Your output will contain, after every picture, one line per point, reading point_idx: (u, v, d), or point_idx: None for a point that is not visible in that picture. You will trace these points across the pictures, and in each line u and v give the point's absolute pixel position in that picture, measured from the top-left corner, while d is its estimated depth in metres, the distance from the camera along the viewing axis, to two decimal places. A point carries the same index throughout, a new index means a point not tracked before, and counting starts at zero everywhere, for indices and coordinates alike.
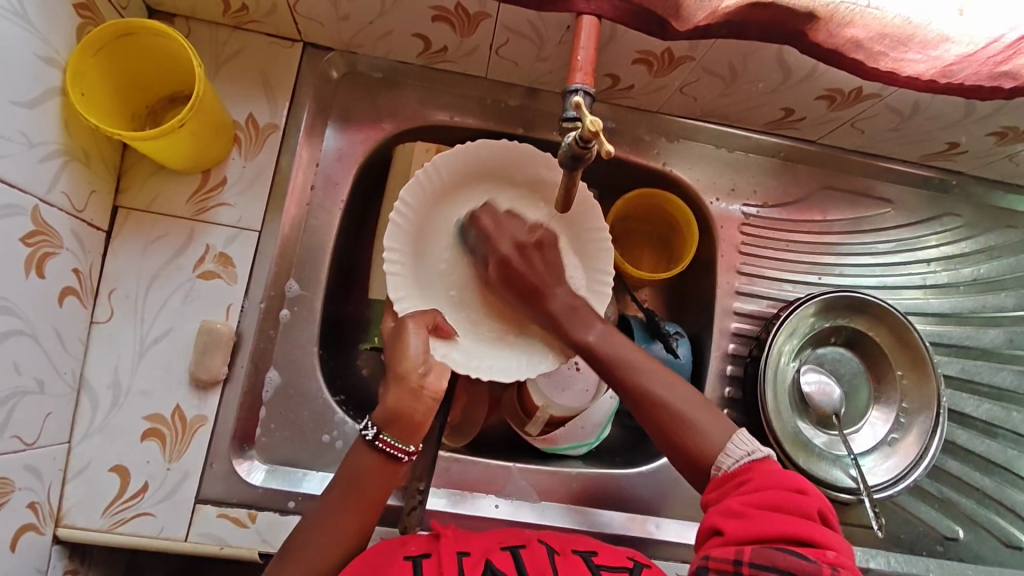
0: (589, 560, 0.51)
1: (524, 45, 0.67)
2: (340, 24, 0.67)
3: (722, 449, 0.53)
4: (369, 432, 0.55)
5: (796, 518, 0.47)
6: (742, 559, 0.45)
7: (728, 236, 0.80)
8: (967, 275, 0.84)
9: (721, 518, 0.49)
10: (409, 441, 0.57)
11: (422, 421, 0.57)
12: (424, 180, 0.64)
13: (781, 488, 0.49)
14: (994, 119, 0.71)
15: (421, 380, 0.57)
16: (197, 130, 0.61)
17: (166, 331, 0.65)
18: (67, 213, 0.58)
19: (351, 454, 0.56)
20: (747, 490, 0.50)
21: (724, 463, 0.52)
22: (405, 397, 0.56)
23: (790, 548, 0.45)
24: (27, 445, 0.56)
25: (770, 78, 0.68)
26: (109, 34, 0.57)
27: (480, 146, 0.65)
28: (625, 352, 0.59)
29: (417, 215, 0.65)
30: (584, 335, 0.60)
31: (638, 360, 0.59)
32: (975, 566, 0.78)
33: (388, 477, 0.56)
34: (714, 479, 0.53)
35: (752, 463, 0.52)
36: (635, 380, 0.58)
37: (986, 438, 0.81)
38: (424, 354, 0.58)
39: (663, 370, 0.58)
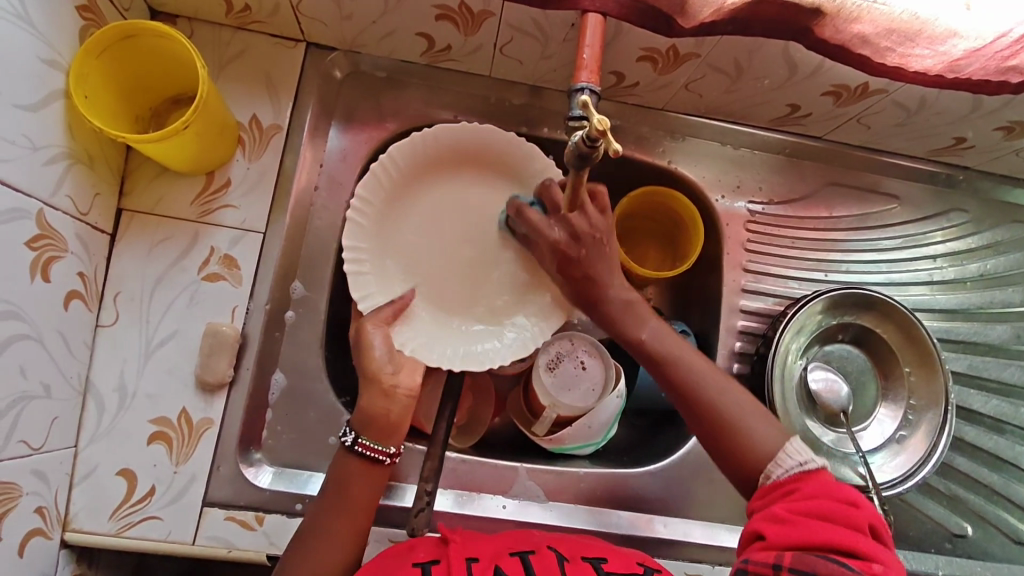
0: (600, 568, 0.51)
1: (529, 44, 0.67)
2: (343, 24, 0.67)
3: (773, 458, 0.53)
4: (347, 438, 0.56)
5: (842, 530, 0.46)
6: (781, 563, 0.45)
7: (734, 233, 0.79)
8: (974, 270, 0.84)
9: (765, 523, 0.49)
10: (388, 442, 0.57)
11: (397, 421, 0.57)
12: (381, 172, 0.66)
13: (829, 500, 0.48)
14: (1002, 113, 0.70)
15: (392, 380, 0.58)
16: (201, 131, 0.60)
17: (172, 334, 0.64)
18: (71, 216, 0.58)
19: (336, 463, 0.56)
20: (795, 499, 0.49)
21: (774, 472, 0.52)
22: (376, 398, 0.57)
23: (834, 559, 0.45)
24: (34, 450, 0.56)
25: (776, 74, 0.67)
26: (112, 36, 0.56)
27: (434, 131, 0.67)
28: (679, 350, 0.60)
29: (382, 208, 0.67)
30: (638, 333, 0.62)
31: (687, 356, 0.59)
32: (984, 563, 0.77)
33: (374, 480, 0.56)
34: (763, 487, 0.52)
35: (804, 473, 0.51)
36: (681, 375, 0.59)
37: (994, 435, 0.81)
38: (390, 353, 0.59)
39: (712, 367, 0.59)
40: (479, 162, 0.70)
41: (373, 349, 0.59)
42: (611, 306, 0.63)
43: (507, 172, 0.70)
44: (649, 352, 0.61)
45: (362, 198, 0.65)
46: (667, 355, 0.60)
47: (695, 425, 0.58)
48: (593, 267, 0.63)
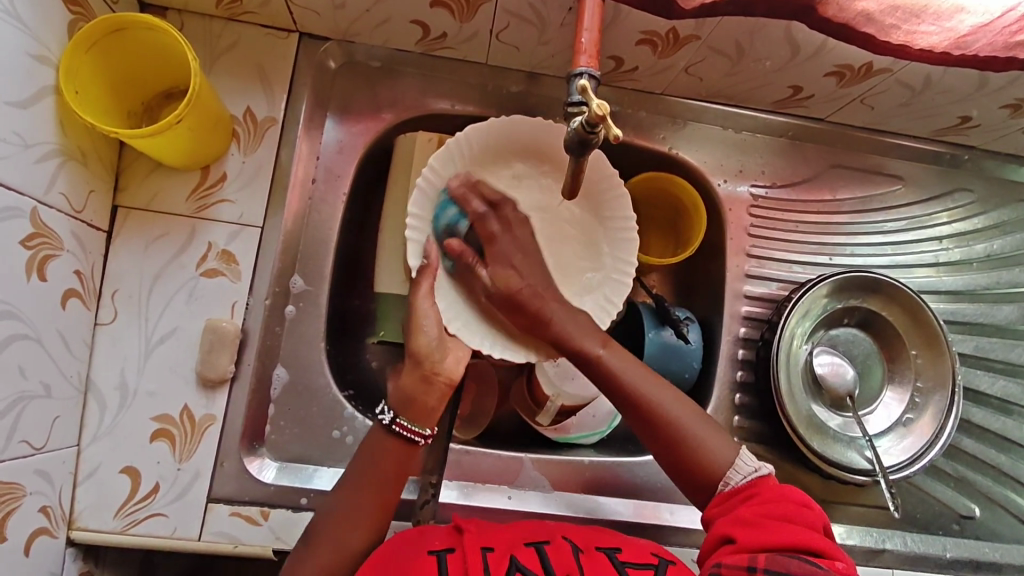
0: (614, 558, 0.51)
1: (525, 29, 0.66)
2: (337, 13, 0.66)
3: (729, 464, 0.54)
4: (386, 416, 0.56)
5: (802, 529, 0.48)
6: (755, 564, 0.45)
7: (737, 218, 0.78)
8: (980, 251, 0.83)
9: (733, 527, 0.49)
10: (425, 424, 0.57)
11: (434, 406, 0.58)
12: (454, 151, 0.63)
13: (788, 502, 0.49)
14: (1007, 91, 0.69)
15: (436, 365, 0.59)
16: (194, 126, 0.60)
17: (172, 330, 0.64)
18: (66, 214, 0.57)
19: (367, 441, 0.56)
20: (756, 503, 0.50)
21: (732, 479, 0.53)
22: (415, 381, 0.58)
23: (802, 557, 0.45)
24: (36, 450, 0.55)
25: (778, 55, 0.66)
26: (101, 30, 0.55)
27: (466, 136, 0.62)
28: (631, 374, 0.58)
29: (448, 189, 0.63)
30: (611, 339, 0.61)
31: (642, 375, 0.58)
32: (993, 544, 0.77)
33: (406, 458, 0.56)
34: (720, 494, 0.53)
35: (759, 479, 0.52)
36: (642, 395, 0.57)
37: (1001, 415, 0.81)
38: (439, 336, 0.59)
39: (666, 385, 0.58)
40: (521, 154, 0.65)
41: (423, 331, 0.59)
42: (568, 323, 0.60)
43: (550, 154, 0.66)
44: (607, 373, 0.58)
45: (413, 206, 0.61)
46: (624, 378, 0.57)
47: (651, 442, 0.56)
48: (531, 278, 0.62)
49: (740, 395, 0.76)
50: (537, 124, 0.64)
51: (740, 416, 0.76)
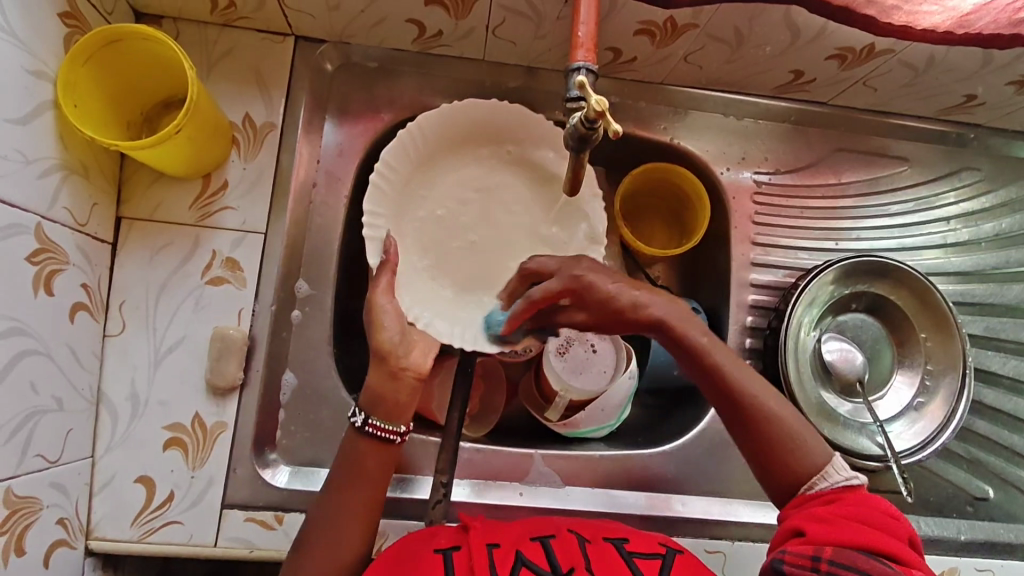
0: (621, 548, 0.51)
1: (521, 24, 0.65)
2: (331, 15, 0.65)
3: (820, 471, 0.52)
4: (357, 419, 0.56)
5: (883, 537, 0.47)
6: (821, 556, 0.46)
7: (741, 207, 0.78)
8: (988, 230, 0.82)
9: (805, 521, 0.49)
10: (399, 421, 0.57)
11: (406, 402, 0.57)
12: (406, 143, 0.63)
13: (872, 510, 0.49)
14: (1014, 67, 0.68)
15: (401, 360, 0.57)
16: (193, 134, 0.60)
17: (180, 339, 0.64)
18: (70, 228, 0.57)
19: (345, 447, 0.56)
20: (837, 504, 0.50)
21: (818, 483, 0.52)
22: (384, 379, 0.57)
23: (876, 560, 0.45)
24: (51, 463, 0.56)
25: (778, 41, 0.65)
26: (96, 42, 0.55)
27: (417, 124, 0.63)
28: (733, 365, 0.55)
29: (404, 182, 0.64)
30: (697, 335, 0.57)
31: (741, 366, 0.56)
32: (1008, 525, 0.76)
33: (387, 458, 0.57)
34: (801, 494, 0.52)
35: (847, 488, 0.51)
36: (737, 385, 0.55)
37: (1014, 396, 0.80)
38: (401, 331, 0.58)
39: (767, 382, 0.56)
40: (474, 137, 0.67)
41: (383, 329, 0.58)
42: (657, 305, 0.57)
43: (499, 137, 0.67)
44: (704, 360, 0.55)
45: (369, 204, 0.62)
46: (725, 368, 0.55)
47: (740, 433, 0.55)
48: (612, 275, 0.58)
49: None
50: (478, 106, 0.65)
51: None
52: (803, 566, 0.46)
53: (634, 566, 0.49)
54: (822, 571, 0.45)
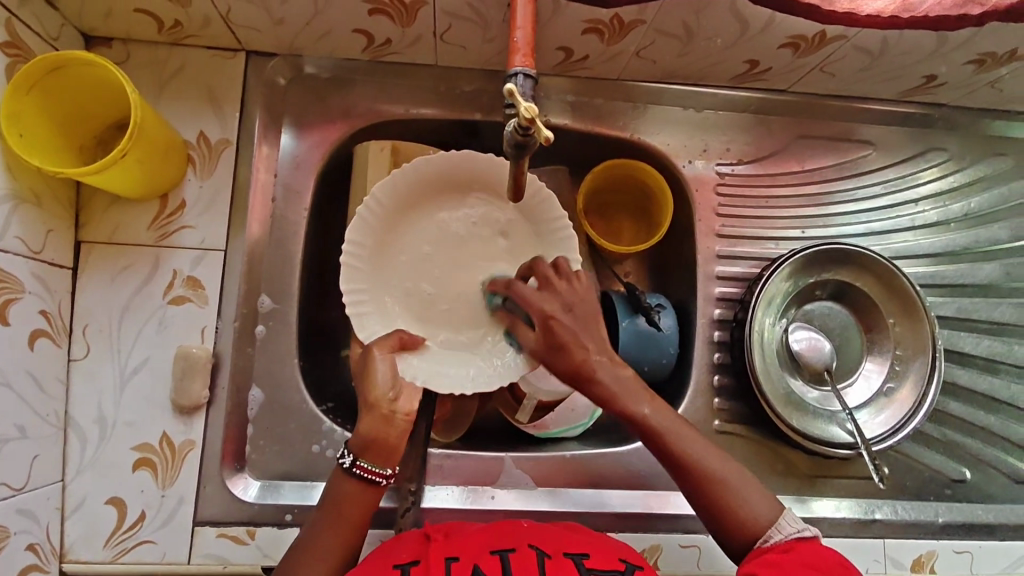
0: (580, 564, 0.51)
1: (468, 29, 0.65)
2: (277, 29, 0.65)
3: (772, 524, 0.54)
4: (346, 460, 0.55)
5: None
6: None
7: (704, 199, 0.78)
8: (958, 210, 0.82)
9: (759, 568, 0.50)
10: (387, 463, 0.56)
11: (396, 444, 0.56)
12: (367, 215, 0.64)
13: (826, 561, 0.50)
14: (970, 47, 0.67)
15: (391, 405, 0.56)
16: (142, 155, 0.60)
17: (144, 360, 0.65)
18: (24, 256, 0.58)
19: (331, 486, 0.56)
20: (792, 554, 0.51)
21: (773, 537, 0.53)
22: (376, 423, 0.55)
23: None
24: (16, 490, 0.56)
25: (727, 32, 0.65)
26: (38, 70, 0.55)
27: (374, 197, 0.64)
28: (678, 436, 0.56)
29: (374, 249, 0.65)
30: (641, 408, 0.56)
31: (685, 434, 0.56)
32: (985, 505, 0.76)
33: (370, 500, 0.56)
34: (758, 549, 0.53)
35: (800, 540, 0.52)
36: (681, 452, 0.56)
37: (988, 375, 0.80)
38: (393, 381, 0.57)
39: (712, 446, 0.57)
40: (438, 192, 0.67)
41: (377, 379, 0.57)
42: (609, 378, 0.56)
43: (462, 187, 0.67)
44: (648, 431, 0.56)
45: (346, 283, 0.64)
46: (670, 438, 0.56)
47: (689, 492, 0.56)
48: (583, 331, 0.56)
49: (720, 377, 0.76)
50: (432, 163, 0.65)
51: (719, 398, 0.75)
52: None
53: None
54: None
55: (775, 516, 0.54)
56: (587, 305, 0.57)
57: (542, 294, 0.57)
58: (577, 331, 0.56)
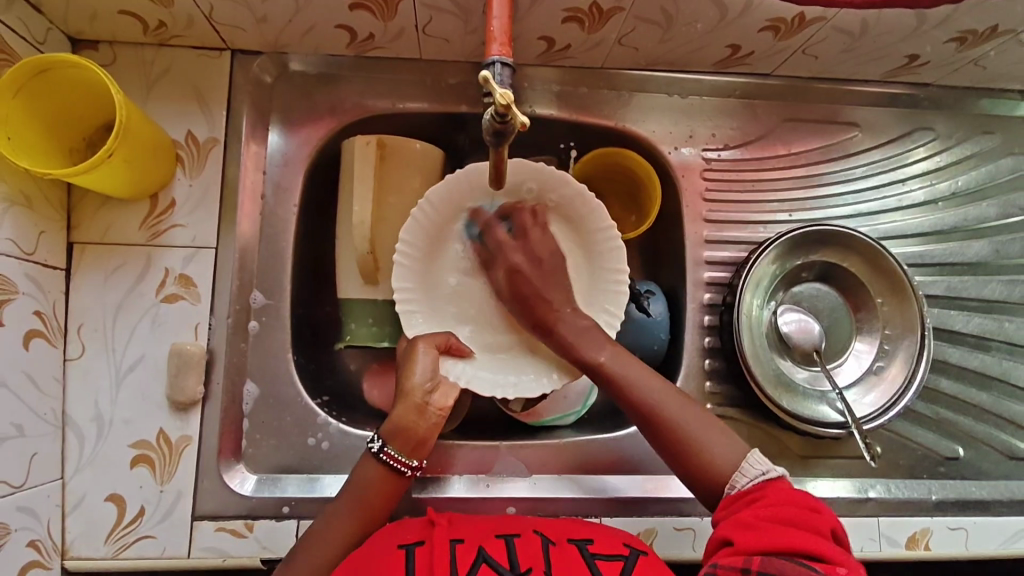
0: (584, 549, 0.50)
1: (449, 21, 0.65)
2: (261, 27, 0.66)
3: (736, 468, 0.55)
4: (375, 445, 0.59)
5: (807, 534, 0.48)
6: (751, 567, 0.46)
7: (691, 184, 0.78)
8: (946, 189, 0.82)
9: (732, 529, 0.50)
10: (413, 455, 0.59)
11: (424, 436, 0.60)
12: (421, 218, 0.65)
13: (795, 507, 0.50)
14: (950, 25, 0.67)
15: (426, 397, 0.60)
16: (130, 156, 0.60)
17: (140, 358, 0.66)
18: (17, 258, 0.59)
19: (359, 468, 0.59)
20: (759, 505, 0.51)
21: (738, 483, 0.54)
22: (410, 413, 0.60)
23: (797, 557, 0.46)
24: (15, 488, 0.57)
25: (707, 16, 0.65)
26: (27, 73, 0.56)
27: (428, 200, 0.64)
28: (637, 379, 0.59)
29: (426, 252, 0.66)
30: (596, 355, 0.60)
31: (642, 376, 0.59)
32: (979, 482, 0.77)
33: (393, 487, 0.59)
34: (727, 497, 0.54)
35: (767, 482, 0.53)
36: (637, 397, 0.58)
37: (979, 352, 0.80)
38: (432, 375, 0.61)
39: (672, 392, 0.59)
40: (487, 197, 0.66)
41: (415, 375, 0.61)
42: (570, 327, 0.62)
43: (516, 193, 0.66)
44: (604, 374, 0.60)
45: (398, 282, 0.65)
46: (628, 382, 0.59)
47: (652, 439, 0.59)
48: (545, 284, 0.63)
49: (710, 361, 0.76)
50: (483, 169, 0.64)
51: (711, 381, 0.76)
52: None
53: (596, 569, 0.48)
54: None
55: (740, 459, 0.56)
56: (552, 258, 0.64)
57: (514, 243, 0.65)
58: (542, 280, 0.64)
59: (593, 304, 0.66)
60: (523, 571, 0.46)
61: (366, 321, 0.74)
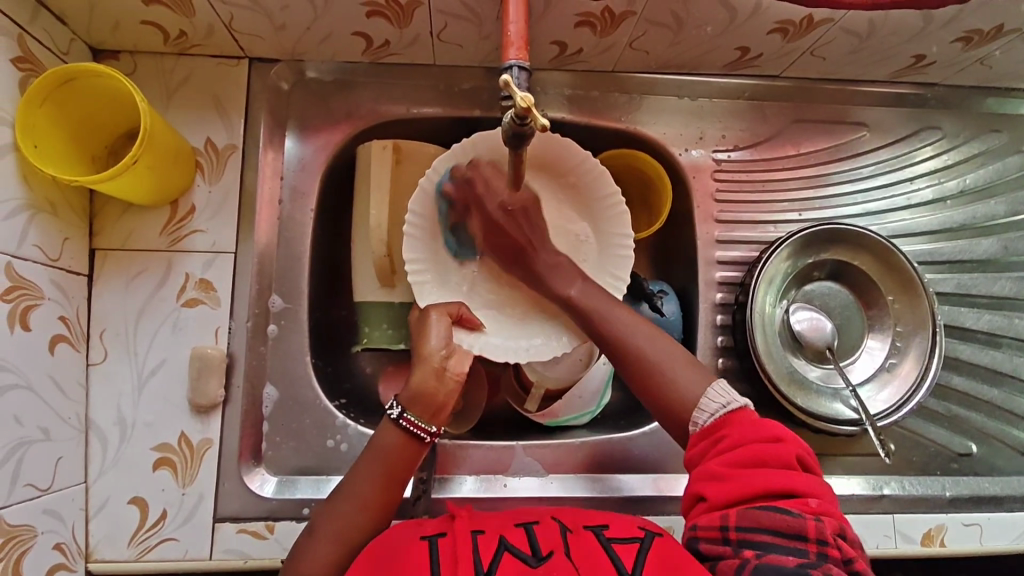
0: (600, 535, 0.50)
1: (464, 27, 0.66)
2: (279, 34, 0.67)
3: (697, 404, 0.54)
4: (393, 411, 0.56)
5: (776, 474, 0.49)
6: (728, 524, 0.48)
7: (702, 185, 0.79)
8: (954, 187, 0.82)
9: (702, 482, 0.51)
10: (432, 421, 0.57)
11: (442, 402, 0.57)
12: (428, 188, 0.64)
13: (759, 443, 0.50)
14: (956, 25, 0.68)
15: (443, 361, 0.57)
16: (152, 162, 0.61)
17: (161, 362, 0.66)
18: (42, 263, 0.60)
19: (377, 434, 0.57)
20: (725, 448, 0.51)
21: (700, 419, 0.54)
22: (428, 376, 0.57)
23: (772, 504, 0.48)
24: (42, 491, 0.58)
25: (717, 19, 0.66)
26: (51, 84, 0.57)
27: (437, 168, 0.64)
28: (605, 308, 0.60)
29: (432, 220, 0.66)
30: (567, 290, 0.62)
31: (610, 307, 0.60)
32: (992, 478, 0.77)
33: (413, 454, 0.56)
34: (692, 435, 0.54)
35: (727, 415, 0.53)
36: (602, 325, 0.60)
37: (990, 349, 0.81)
38: (446, 343, 0.59)
39: (640, 320, 0.60)
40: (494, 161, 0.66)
41: (430, 340, 0.59)
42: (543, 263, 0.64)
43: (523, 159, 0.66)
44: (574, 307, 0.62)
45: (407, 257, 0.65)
46: (596, 308, 0.61)
47: (621, 368, 0.59)
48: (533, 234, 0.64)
49: (724, 360, 0.77)
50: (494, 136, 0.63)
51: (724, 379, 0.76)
52: (715, 538, 0.48)
53: (614, 556, 0.47)
54: (732, 540, 0.47)
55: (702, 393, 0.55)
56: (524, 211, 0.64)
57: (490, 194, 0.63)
58: (517, 227, 0.64)
59: (605, 254, 0.67)
60: (545, 555, 0.46)
61: (380, 325, 0.74)
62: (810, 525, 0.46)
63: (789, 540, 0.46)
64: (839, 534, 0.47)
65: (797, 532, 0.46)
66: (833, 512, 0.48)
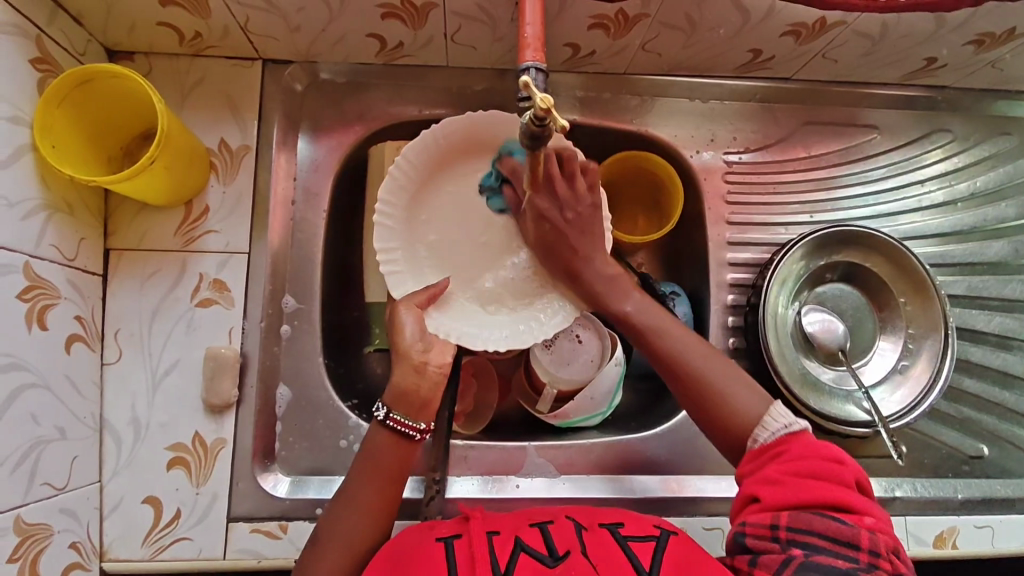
0: (615, 532, 0.50)
1: (478, 28, 0.66)
2: (294, 36, 0.67)
3: (759, 421, 0.55)
4: (380, 412, 0.56)
5: (834, 488, 0.49)
6: (779, 524, 0.48)
7: (713, 187, 0.79)
8: (965, 190, 0.83)
9: (757, 484, 0.51)
10: (420, 418, 0.57)
11: (427, 397, 0.58)
12: (399, 176, 0.66)
13: (819, 459, 0.50)
14: (968, 27, 0.68)
15: (422, 356, 0.59)
16: (168, 162, 0.61)
17: (175, 362, 0.67)
18: (59, 263, 0.60)
19: (367, 438, 0.57)
20: (784, 461, 0.51)
21: (761, 436, 0.54)
22: (408, 373, 0.58)
23: (828, 514, 0.48)
24: (59, 490, 0.58)
25: (730, 22, 0.66)
26: (69, 85, 0.57)
27: (406, 157, 0.65)
28: (664, 328, 0.61)
29: (405, 210, 0.67)
30: (624, 306, 0.63)
31: (669, 327, 0.61)
32: (1003, 480, 0.77)
33: (403, 452, 0.57)
34: (750, 451, 0.54)
35: (789, 435, 0.53)
36: (661, 344, 0.60)
37: (1001, 352, 0.81)
38: (421, 335, 0.60)
39: (695, 339, 0.60)
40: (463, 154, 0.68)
41: (404, 333, 0.60)
42: (588, 258, 0.64)
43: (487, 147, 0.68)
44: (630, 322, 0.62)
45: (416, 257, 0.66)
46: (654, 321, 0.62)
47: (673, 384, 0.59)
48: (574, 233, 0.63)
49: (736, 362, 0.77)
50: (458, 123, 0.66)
51: None
52: (764, 537, 0.48)
53: (630, 552, 0.47)
54: (782, 540, 0.47)
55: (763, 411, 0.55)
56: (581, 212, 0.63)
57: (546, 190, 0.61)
58: (567, 229, 0.63)
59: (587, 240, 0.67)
60: (562, 554, 0.46)
61: None
62: (863, 536, 0.46)
63: (841, 546, 0.46)
64: (892, 553, 0.47)
65: (849, 541, 0.46)
66: (889, 532, 0.48)
